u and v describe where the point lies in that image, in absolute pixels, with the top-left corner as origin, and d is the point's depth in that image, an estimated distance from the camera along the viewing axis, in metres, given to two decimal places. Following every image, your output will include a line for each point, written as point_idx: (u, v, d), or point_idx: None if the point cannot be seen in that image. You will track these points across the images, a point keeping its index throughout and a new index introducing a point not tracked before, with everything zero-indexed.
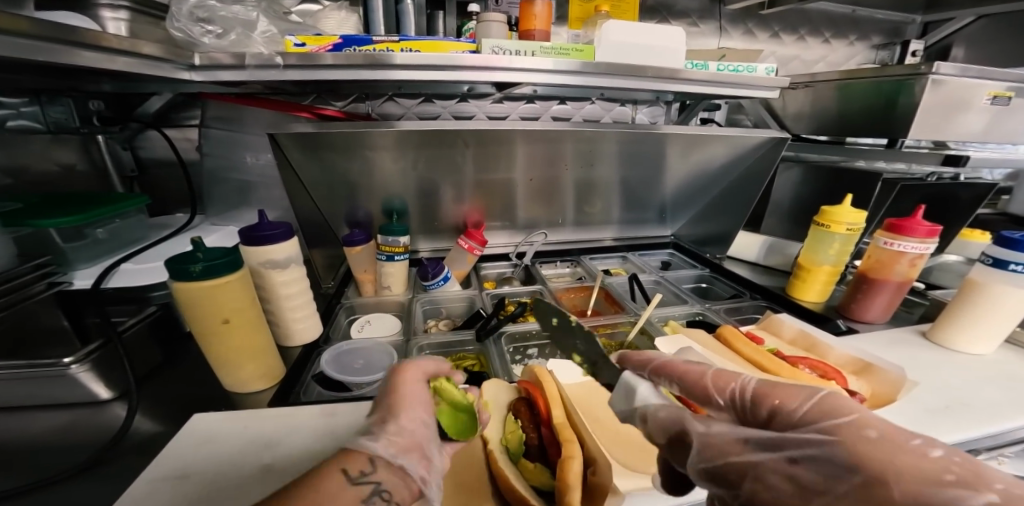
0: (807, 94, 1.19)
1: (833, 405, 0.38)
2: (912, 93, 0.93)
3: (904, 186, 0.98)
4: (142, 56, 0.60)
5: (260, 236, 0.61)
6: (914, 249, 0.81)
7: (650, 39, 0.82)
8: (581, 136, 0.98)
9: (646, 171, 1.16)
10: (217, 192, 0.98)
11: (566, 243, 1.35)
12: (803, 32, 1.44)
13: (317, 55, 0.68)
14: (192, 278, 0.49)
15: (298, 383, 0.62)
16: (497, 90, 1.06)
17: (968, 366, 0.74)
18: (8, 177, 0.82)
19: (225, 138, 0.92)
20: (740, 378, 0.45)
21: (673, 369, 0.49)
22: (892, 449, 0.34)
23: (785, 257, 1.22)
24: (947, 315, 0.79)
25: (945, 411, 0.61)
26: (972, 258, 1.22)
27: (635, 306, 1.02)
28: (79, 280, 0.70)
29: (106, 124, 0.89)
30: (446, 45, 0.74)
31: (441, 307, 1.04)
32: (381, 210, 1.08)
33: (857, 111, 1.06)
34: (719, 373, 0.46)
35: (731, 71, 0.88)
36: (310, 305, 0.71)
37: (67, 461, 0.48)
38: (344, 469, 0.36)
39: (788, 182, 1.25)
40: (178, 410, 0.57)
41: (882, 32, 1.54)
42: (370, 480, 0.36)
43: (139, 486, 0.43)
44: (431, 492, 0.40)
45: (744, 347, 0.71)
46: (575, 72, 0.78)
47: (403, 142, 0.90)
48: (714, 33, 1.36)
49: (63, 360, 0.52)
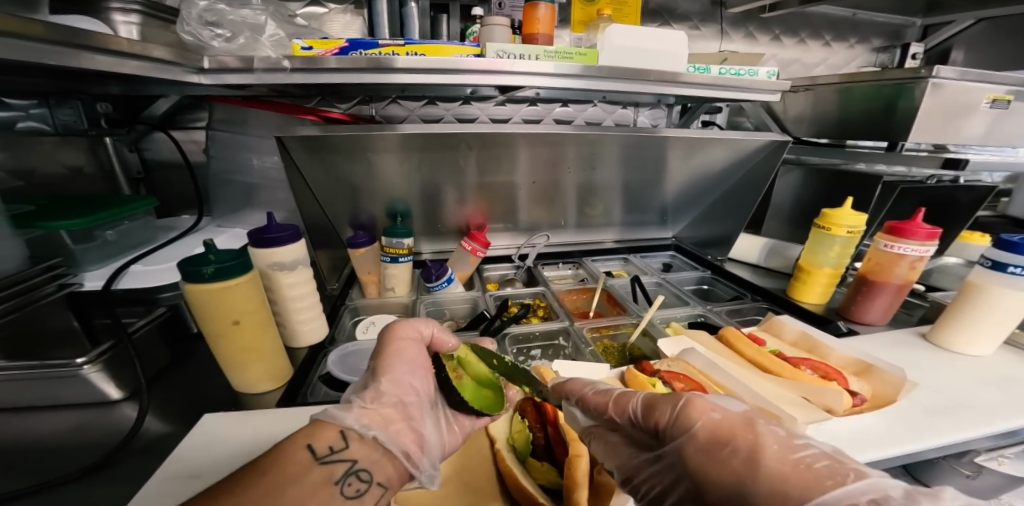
0: (808, 97, 1.19)
1: (692, 415, 0.40)
2: (912, 97, 0.94)
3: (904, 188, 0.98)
4: (153, 60, 0.61)
5: (267, 239, 0.62)
6: (914, 252, 0.81)
7: (653, 43, 0.82)
8: (583, 139, 0.99)
9: (647, 173, 1.16)
10: (223, 194, 0.99)
11: (568, 246, 1.36)
12: (804, 35, 1.45)
13: (323, 59, 0.69)
14: (204, 280, 0.50)
15: (305, 384, 0.63)
16: (500, 92, 1.06)
17: (968, 368, 0.74)
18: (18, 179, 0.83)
19: (231, 140, 0.93)
20: (633, 398, 0.46)
21: (583, 395, 0.50)
22: (720, 463, 0.37)
23: (786, 260, 1.23)
24: (946, 318, 0.80)
25: (945, 412, 0.61)
26: (971, 261, 1.23)
27: (637, 308, 1.03)
28: (89, 281, 0.71)
29: (113, 125, 0.90)
30: (451, 48, 0.74)
31: (445, 308, 1.05)
32: (384, 212, 1.09)
33: (858, 114, 1.07)
34: (619, 396, 0.47)
35: (733, 75, 0.89)
36: (316, 306, 0.72)
37: (80, 460, 0.49)
38: (311, 444, 0.38)
39: (789, 185, 1.26)
40: (186, 410, 0.57)
41: (882, 35, 1.55)
42: (338, 457, 0.38)
43: (154, 484, 0.44)
44: (414, 467, 0.42)
45: (747, 348, 0.72)
46: (578, 76, 0.78)
47: (406, 144, 0.91)
48: (715, 37, 1.37)
49: (75, 360, 0.53)
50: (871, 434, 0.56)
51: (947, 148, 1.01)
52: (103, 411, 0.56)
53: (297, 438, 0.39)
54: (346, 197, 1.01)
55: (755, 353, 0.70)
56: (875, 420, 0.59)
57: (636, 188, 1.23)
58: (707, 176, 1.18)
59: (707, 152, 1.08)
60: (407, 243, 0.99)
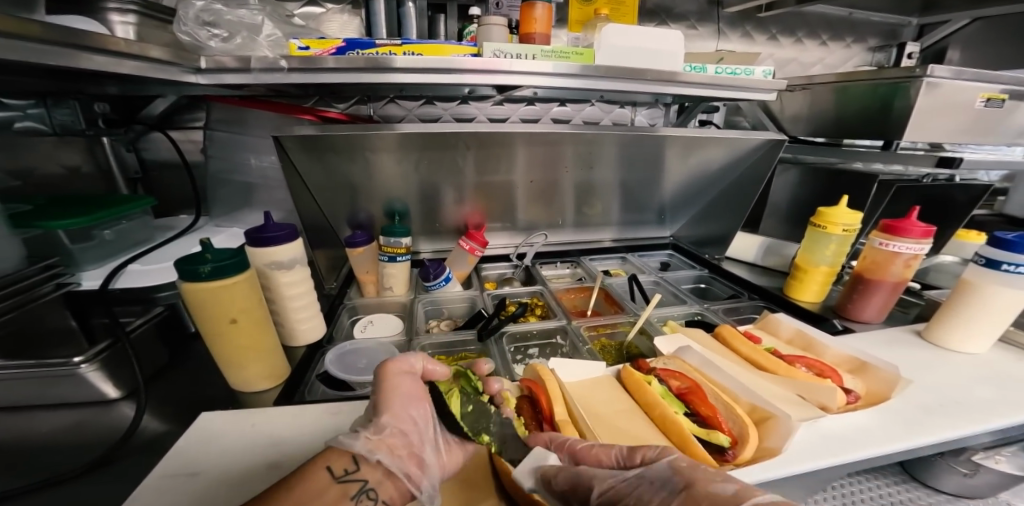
0: (805, 96, 1.20)
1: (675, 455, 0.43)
2: (907, 97, 0.94)
3: (900, 187, 0.99)
4: (150, 60, 0.61)
5: (264, 237, 0.62)
6: (909, 250, 0.82)
7: (650, 42, 0.83)
8: (581, 139, 0.99)
9: (645, 172, 1.17)
10: (221, 194, 0.99)
11: (566, 245, 1.36)
12: (801, 35, 1.46)
13: (319, 59, 0.69)
14: (201, 279, 0.50)
15: (303, 382, 0.63)
16: (499, 92, 1.07)
17: (963, 365, 0.75)
18: (16, 178, 0.85)
19: (229, 140, 0.93)
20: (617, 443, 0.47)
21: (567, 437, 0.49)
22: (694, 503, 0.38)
23: (784, 258, 1.23)
24: (941, 316, 0.80)
25: (940, 410, 0.62)
26: (967, 259, 1.23)
27: (635, 306, 1.03)
28: (86, 280, 0.71)
29: (110, 125, 0.91)
30: (448, 48, 0.75)
31: (443, 307, 1.05)
32: (383, 211, 1.09)
33: (853, 114, 1.08)
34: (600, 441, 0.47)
35: (729, 74, 0.89)
36: (314, 306, 0.72)
37: (77, 459, 0.49)
38: (327, 467, 0.39)
39: (786, 184, 1.26)
40: (184, 410, 0.57)
41: (879, 35, 1.56)
42: (352, 477, 0.39)
43: (151, 481, 0.44)
44: (420, 491, 0.42)
45: (743, 346, 0.72)
46: (575, 75, 0.79)
47: (404, 144, 0.91)
48: (712, 36, 1.37)
49: (72, 359, 0.53)
50: (863, 431, 0.57)
51: (942, 146, 1.02)
52: (100, 410, 0.56)
53: (313, 462, 0.40)
54: (344, 196, 1.02)
55: (752, 351, 0.71)
56: (869, 418, 0.59)
57: (633, 188, 1.24)
58: (704, 174, 1.19)
59: (704, 152, 1.08)
60: (405, 242, 0.99)
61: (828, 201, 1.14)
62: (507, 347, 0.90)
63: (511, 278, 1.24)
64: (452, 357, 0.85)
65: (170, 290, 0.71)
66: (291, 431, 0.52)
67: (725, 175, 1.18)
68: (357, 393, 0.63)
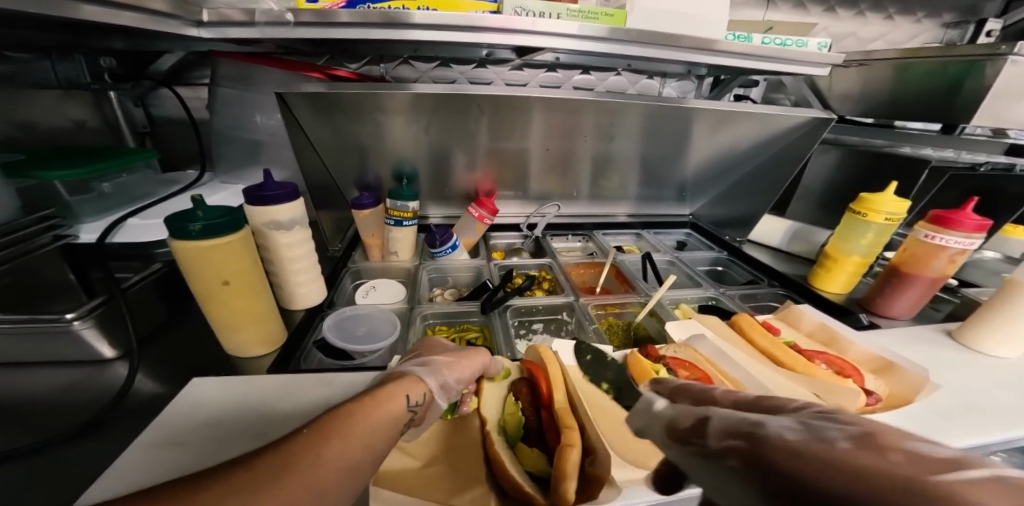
0: (859, 73, 1.09)
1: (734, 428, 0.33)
2: (982, 76, 0.85)
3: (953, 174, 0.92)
4: (150, 10, 0.58)
5: (263, 196, 0.61)
6: (958, 244, 0.76)
7: (688, 5, 0.75)
8: (603, 108, 0.94)
9: (668, 147, 1.10)
10: (227, 152, 0.98)
11: (580, 217, 1.32)
12: (865, 6, 1.31)
13: (331, 12, 0.64)
14: (192, 237, 0.50)
15: (299, 350, 0.65)
16: (520, 57, 1.00)
17: (988, 369, 0.70)
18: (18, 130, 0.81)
19: (235, 97, 0.90)
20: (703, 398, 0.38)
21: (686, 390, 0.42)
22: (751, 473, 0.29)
23: (810, 244, 1.17)
24: (976, 316, 0.75)
25: (965, 414, 0.58)
26: (1011, 257, 1.15)
27: (646, 287, 1.01)
28: (84, 234, 0.72)
29: (117, 80, 0.89)
30: (465, 4, 0.68)
31: (448, 275, 1.05)
32: (391, 173, 1.06)
33: (917, 92, 0.97)
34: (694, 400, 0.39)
35: (777, 45, 0.81)
36: (313, 270, 0.72)
37: (77, 413, 0.51)
38: (406, 394, 0.41)
39: (823, 167, 1.17)
40: (179, 372, 0.58)
41: (956, 10, 1.39)
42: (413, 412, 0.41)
43: (140, 446, 0.45)
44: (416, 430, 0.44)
45: (762, 339, 0.69)
46: (603, 39, 0.72)
47: (417, 105, 0.87)
48: (761, 4, 1.24)
49: (64, 317, 0.54)
50: None
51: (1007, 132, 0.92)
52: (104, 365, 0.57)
53: (394, 386, 0.41)
54: (354, 161, 0.99)
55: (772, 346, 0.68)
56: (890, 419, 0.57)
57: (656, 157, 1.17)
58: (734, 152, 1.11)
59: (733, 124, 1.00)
60: (412, 206, 0.97)
61: (868, 186, 1.07)
62: (511, 320, 0.90)
63: (520, 248, 1.21)
64: (455, 328, 0.85)
65: (168, 247, 0.74)
66: (281, 400, 0.53)
67: (754, 155, 1.11)
68: (356, 363, 0.66)
